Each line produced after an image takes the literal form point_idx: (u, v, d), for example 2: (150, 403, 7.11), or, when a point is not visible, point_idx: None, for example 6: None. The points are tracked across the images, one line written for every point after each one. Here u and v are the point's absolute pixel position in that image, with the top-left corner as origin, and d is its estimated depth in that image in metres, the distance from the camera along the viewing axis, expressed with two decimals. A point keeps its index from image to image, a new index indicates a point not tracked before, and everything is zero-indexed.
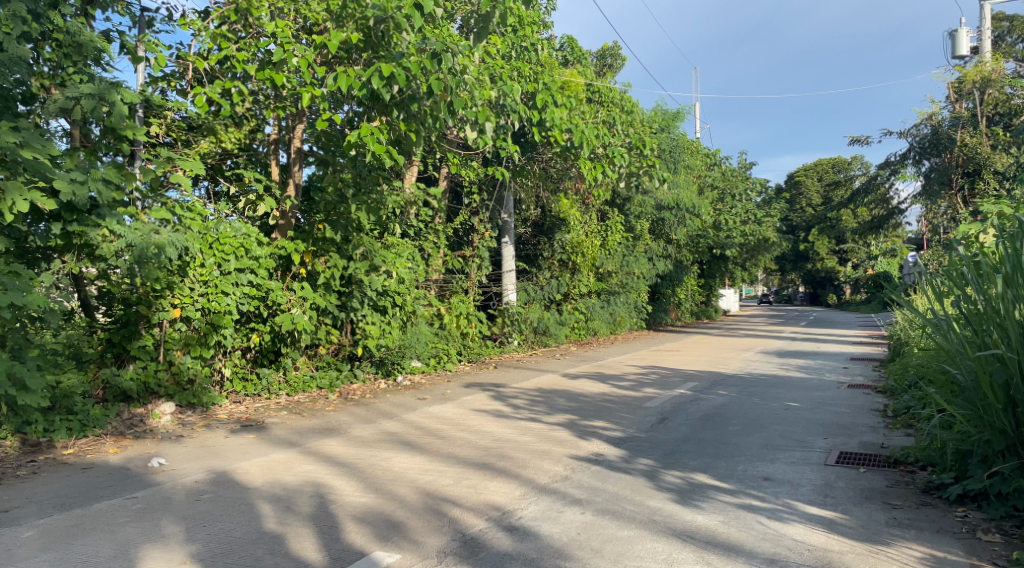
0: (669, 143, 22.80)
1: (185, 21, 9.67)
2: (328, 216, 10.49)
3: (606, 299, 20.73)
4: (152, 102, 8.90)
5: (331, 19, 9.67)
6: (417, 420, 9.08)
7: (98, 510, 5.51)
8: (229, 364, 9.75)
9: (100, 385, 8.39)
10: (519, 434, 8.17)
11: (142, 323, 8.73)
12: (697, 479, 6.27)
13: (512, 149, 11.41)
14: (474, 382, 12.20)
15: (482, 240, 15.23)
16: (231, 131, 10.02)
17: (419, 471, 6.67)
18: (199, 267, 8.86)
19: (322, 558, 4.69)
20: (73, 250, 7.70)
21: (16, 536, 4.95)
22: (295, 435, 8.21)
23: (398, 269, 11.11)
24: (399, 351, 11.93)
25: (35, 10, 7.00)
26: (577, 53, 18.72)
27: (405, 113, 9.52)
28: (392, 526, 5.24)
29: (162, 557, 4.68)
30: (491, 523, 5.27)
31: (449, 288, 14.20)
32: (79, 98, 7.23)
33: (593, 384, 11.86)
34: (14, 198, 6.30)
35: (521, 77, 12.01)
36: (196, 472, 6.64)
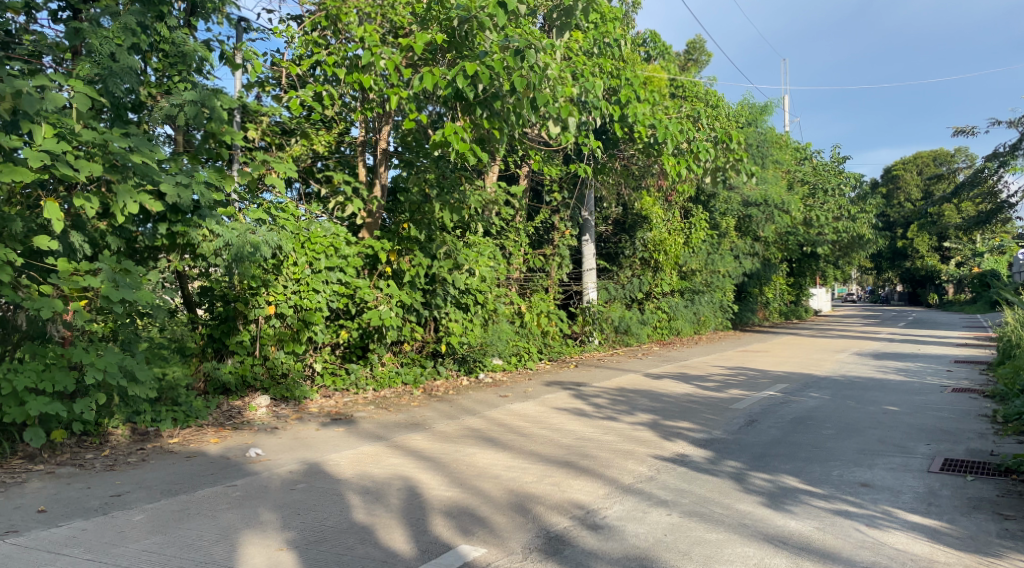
0: (756, 137, 22.23)
1: (279, 29, 10.05)
2: (413, 217, 10.71)
3: (689, 298, 20.39)
4: (249, 107, 9.26)
5: (416, 22, 10.01)
6: (499, 417, 9.17)
7: (201, 497, 5.80)
8: (320, 359, 10.09)
9: (201, 377, 8.91)
10: (603, 433, 8.13)
11: (240, 319, 9.16)
12: (788, 484, 6.11)
13: (595, 145, 11.32)
14: (556, 380, 12.19)
15: (563, 238, 15.21)
16: (322, 134, 10.36)
17: (503, 467, 6.73)
18: (293, 266, 9.15)
19: (411, 549, 4.79)
20: (177, 249, 8.13)
21: (128, 519, 5.25)
22: (382, 429, 8.41)
23: (479, 268, 11.33)
24: (481, 348, 12.01)
25: (143, 22, 7.36)
26: (660, 48, 18.46)
27: (488, 111, 9.55)
28: (479, 520, 5.32)
29: (261, 543, 4.87)
30: (577, 521, 5.27)
31: (530, 287, 14.22)
32: (183, 104, 7.61)
33: (676, 384, 11.70)
34: (125, 201, 6.66)
35: (603, 73, 11.89)
36: (290, 463, 6.90)
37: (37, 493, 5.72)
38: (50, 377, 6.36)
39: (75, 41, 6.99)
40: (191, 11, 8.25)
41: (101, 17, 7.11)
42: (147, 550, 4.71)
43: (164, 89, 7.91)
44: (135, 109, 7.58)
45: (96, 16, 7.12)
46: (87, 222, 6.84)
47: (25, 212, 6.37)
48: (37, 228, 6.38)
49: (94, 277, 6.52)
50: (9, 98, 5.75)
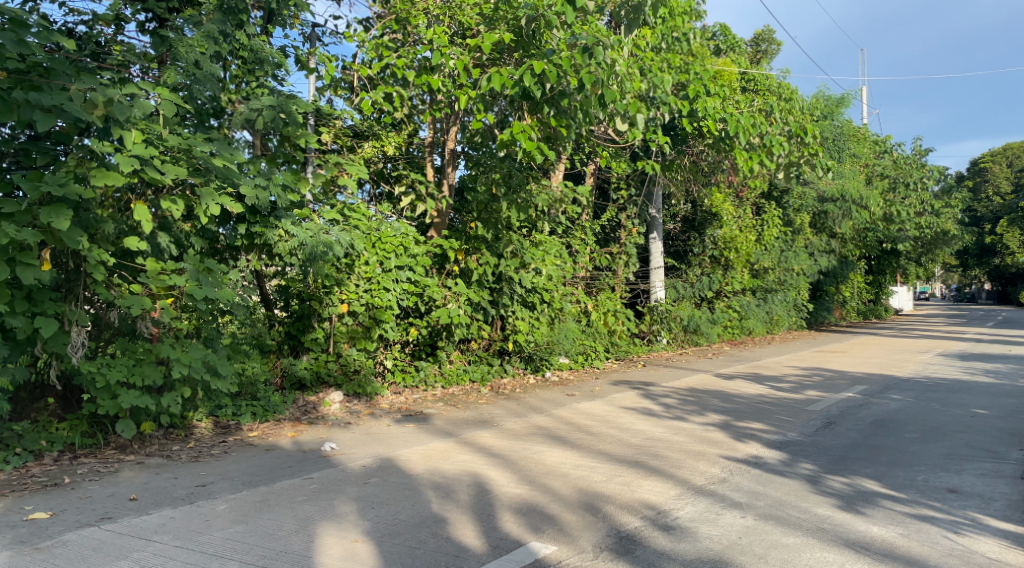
0: (831, 130, 21.64)
1: (350, 34, 10.28)
2: (480, 215, 10.82)
3: (762, 296, 19.98)
4: (323, 111, 9.51)
5: (484, 23, 10.10)
6: (566, 415, 9.17)
7: (280, 488, 5.99)
8: (390, 356, 10.21)
9: (279, 373, 9.11)
10: (673, 434, 8.04)
11: (315, 317, 9.37)
12: (867, 487, 5.93)
13: (664, 140, 11.17)
14: (624, 380, 12.10)
15: (630, 237, 15.10)
16: (392, 135, 10.52)
17: (571, 465, 6.73)
18: (364, 265, 9.31)
19: (482, 544, 4.84)
20: (255, 249, 8.40)
21: (212, 509, 5.46)
22: (452, 426, 8.52)
23: (546, 267, 11.36)
24: (548, 347, 11.94)
25: (224, 31, 7.68)
26: (730, 41, 18.15)
27: (555, 109, 9.56)
28: (549, 518, 5.34)
29: (337, 534, 5.00)
30: (648, 522, 5.23)
31: (596, 286, 14.13)
32: (261, 109, 7.82)
33: (748, 385, 11.48)
34: (207, 204, 6.92)
35: (672, 68, 11.70)
36: (363, 457, 7.07)
37: (130, 482, 6.01)
38: (140, 371, 6.64)
39: (160, 50, 7.35)
40: (268, 18, 8.48)
41: (184, 27, 7.46)
42: (231, 538, 4.89)
43: (243, 95, 8.14)
44: (216, 115, 7.85)
45: (180, 25, 7.47)
46: (174, 224, 7.16)
47: (117, 214, 6.63)
48: (129, 229, 6.66)
49: (180, 276, 6.80)
50: (101, 107, 5.85)
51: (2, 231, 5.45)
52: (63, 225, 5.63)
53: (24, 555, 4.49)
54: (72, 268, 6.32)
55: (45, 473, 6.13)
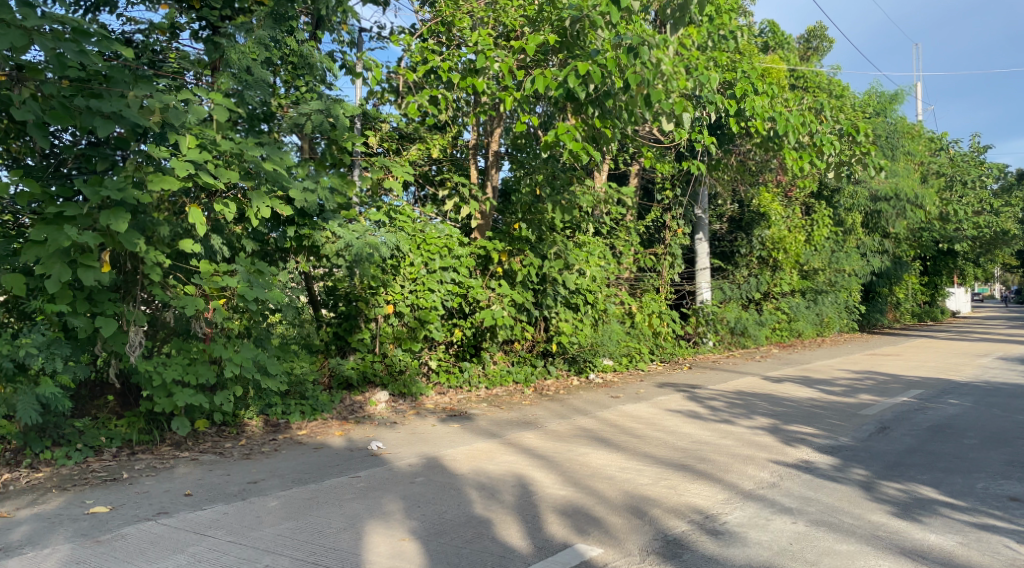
0: (884, 128, 21.16)
1: (396, 38, 10.38)
2: (524, 217, 10.87)
3: (812, 298, 19.60)
4: (369, 114, 9.64)
5: (528, 24, 10.12)
6: (611, 417, 9.10)
7: (329, 486, 6.08)
8: (435, 356, 10.30)
9: (326, 373, 9.21)
10: (720, 437, 7.94)
11: (361, 318, 9.54)
12: (924, 494, 5.78)
13: (711, 140, 11.04)
14: (669, 382, 11.99)
15: (675, 237, 14.94)
16: (437, 138, 10.62)
17: (617, 468, 6.69)
18: (409, 266, 9.47)
19: (528, 545, 4.84)
20: (303, 252, 8.47)
21: (264, 505, 5.56)
22: (496, 426, 8.54)
23: (590, 268, 11.33)
24: (592, 348, 11.97)
25: (274, 37, 7.82)
26: (779, 38, 17.88)
27: (600, 110, 9.53)
28: (594, 520, 5.32)
29: (385, 532, 5.05)
30: (696, 526, 5.18)
31: (640, 287, 14.02)
32: (309, 114, 8.06)
33: (798, 388, 11.27)
34: (258, 206, 7.03)
35: (717, 66, 11.52)
36: (410, 456, 7.13)
37: (184, 478, 6.15)
38: (195, 370, 6.86)
39: (214, 56, 7.51)
40: (316, 24, 8.61)
41: (235, 34, 7.56)
42: (281, 534, 4.98)
43: (292, 99, 8.29)
44: (266, 119, 7.99)
45: (232, 33, 7.58)
46: (225, 226, 7.30)
47: (173, 217, 6.77)
48: (184, 232, 6.83)
49: (232, 277, 6.95)
50: (157, 113, 6.06)
51: (65, 235, 5.62)
52: (121, 228, 5.78)
53: (85, 547, 4.63)
54: (131, 268, 6.49)
55: (104, 469, 6.31)
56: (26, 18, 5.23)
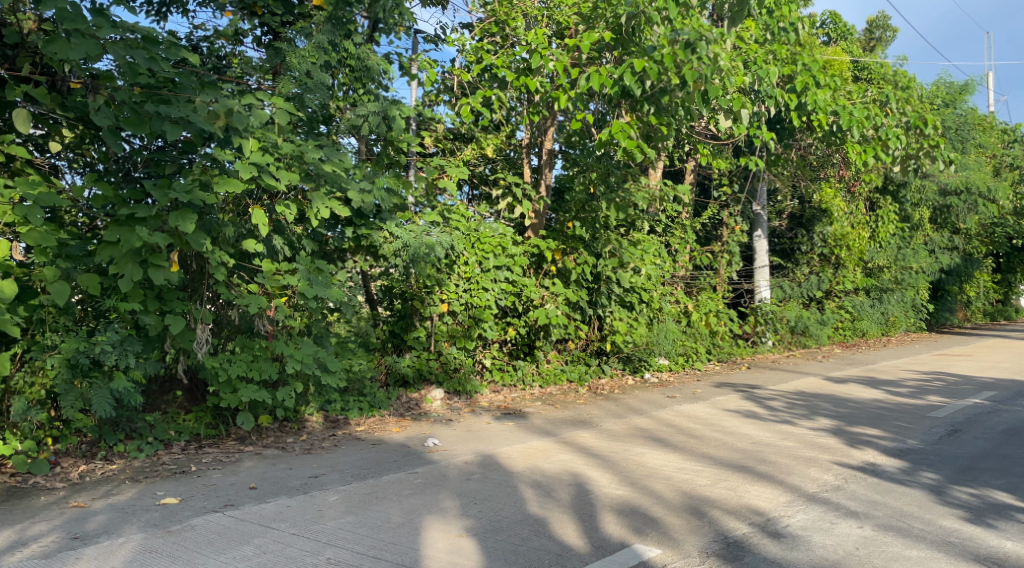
0: (954, 120, 20.45)
1: (451, 39, 10.45)
2: (578, 215, 10.84)
3: (877, 297, 19.01)
4: (424, 116, 9.73)
5: (582, 22, 10.08)
6: (668, 418, 8.99)
7: (387, 482, 6.16)
8: (489, 355, 10.35)
9: (383, 370, 9.29)
10: (781, 438, 7.77)
11: (416, 317, 9.60)
12: (997, 499, 5.58)
13: (769, 136, 10.81)
14: (726, 382, 11.80)
15: (732, 235, 14.70)
16: (490, 137, 10.71)
17: (674, 468, 6.62)
18: (464, 264, 9.58)
19: (585, 545, 4.82)
20: (361, 252, 8.60)
21: (325, 499, 5.67)
22: (551, 425, 8.54)
23: (645, 266, 11.21)
24: (647, 347, 11.87)
25: (333, 41, 7.99)
26: (841, 29, 17.45)
27: (656, 107, 9.38)
28: (651, 520, 5.27)
29: (442, 528, 5.09)
30: (757, 528, 5.08)
31: (696, 285, 13.82)
32: (367, 115, 8.23)
33: (862, 389, 10.97)
34: (318, 207, 7.16)
35: (777, 60, 11.24)
36: (465, 454, 7.18)
37: (249, 472, 6.32)
38: (258, 367, 7.06)
39: (274, 61, 7.71)
40: (374, 27, 8.73)
41: (296, 39, 7.75)
42: (342, 528, 5.06)
43: (350, 101, 8.40)
44: (325, 121, 8.10)
45: (292, 38, 7.78)
46: (287, 226, 7.46)
47: (237, 218, 6.96)
48: (247, 232, 7.04)
49: (293, 276, 7.09)
50: (222, 117, 6.11)
51: (136, 236, 5.80)
52: (189, 229, 5.90)
53: (157, 537, 4.78)
54: (197, 269, 6.68)
55: (173, 462, 6.52)
56: (100, 27, 5.39)
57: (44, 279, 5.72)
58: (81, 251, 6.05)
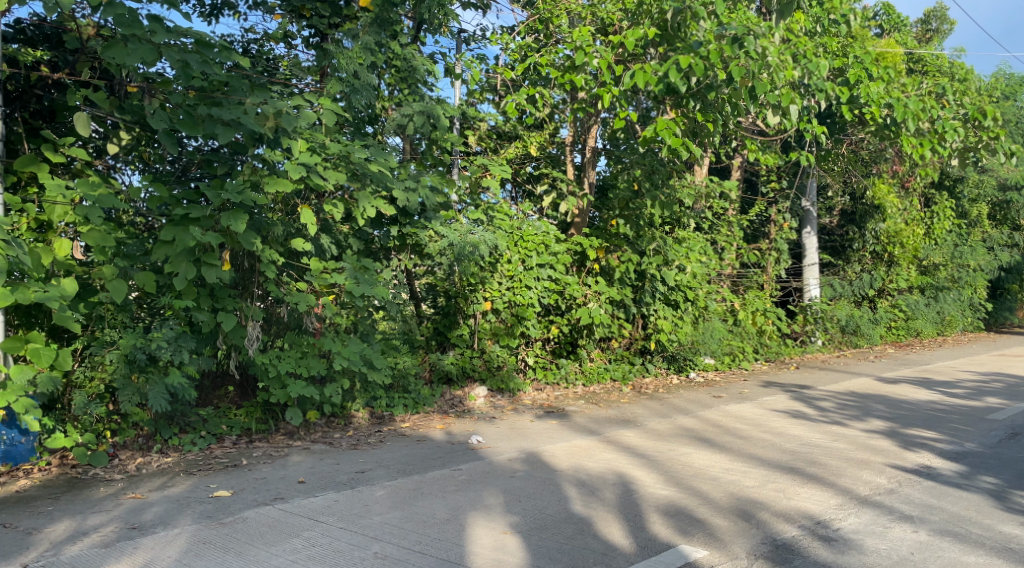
0: (1014, 112, 19.80)
1: (495, 37, 10.48)
2: (622, 213, 10.80)
3: (932, 295, 18.46)
4: (468, 115, 9.75)
5: (626, 18, 9.98)
6: (714, 417, 8.88)
7: (433, 478, 6.21)
8: (532, 353, 10.35)
9: (428, 367, 9.39)
10: (831, 440, 7.62)
11: (461, 315, 9.66)
12: None
13: (820, 130, 10.58)
14: (774, 382, 11.61)
15: (780, 232, 14.46)
16: (534, 136, 10.67)
17: (722, 469, 6.54)
18: (507, 263, 9.56)
19: (630, 544, 4.79)
20: (406, 250, 8.69)
21: (371, 494, 5.74)
22: (595, 424, 8.51)
23: (690, 264, 11.13)
24: (692, 346, 11.73)
25: (380, 42, 8.08)
26: (894, 20, 17.00)
27: (701, 103, 9.31)
28: (697, 521, 5.22)
29: (487, 525, 5.12)
30: (807, 531, 4.99)
31: (743, 283, 13.71)
32: (412, 115, 8.30)
33: (916, 390, 10.70)
34: (364, 206, 7.28)
35: (827, 53, 11.00)
36: (510, 451, 7.20)
37: (298, 466, 6.42)
38: (306, 363, 7.16)
39: (322, 62, 7.75)
40: (419, 27, 8.81)
41: (344, 40, 7.85)
42: (388, 522, 5.12)
43: (395, 101, 8.49)
44: (371, 121, 8.32)
45: (340, 39, 7.87)
46: (334, 226, 7.59)
47: (285, 218, 7.09)
48: (296, 231, 7.15)
49: (340, 275, 7.19)
50: (272, 118, 6.24)
51: (190, 236, 5.93)
52: (240, 229, 6.02)
53: (210, 528, 4.89)
54: (248, 267, 6.83)
55: (225, 455, 6.66)
56: (155, 32, 5.54)
57: (103, 276, 5.93)
58: (139, 250, 6.23)
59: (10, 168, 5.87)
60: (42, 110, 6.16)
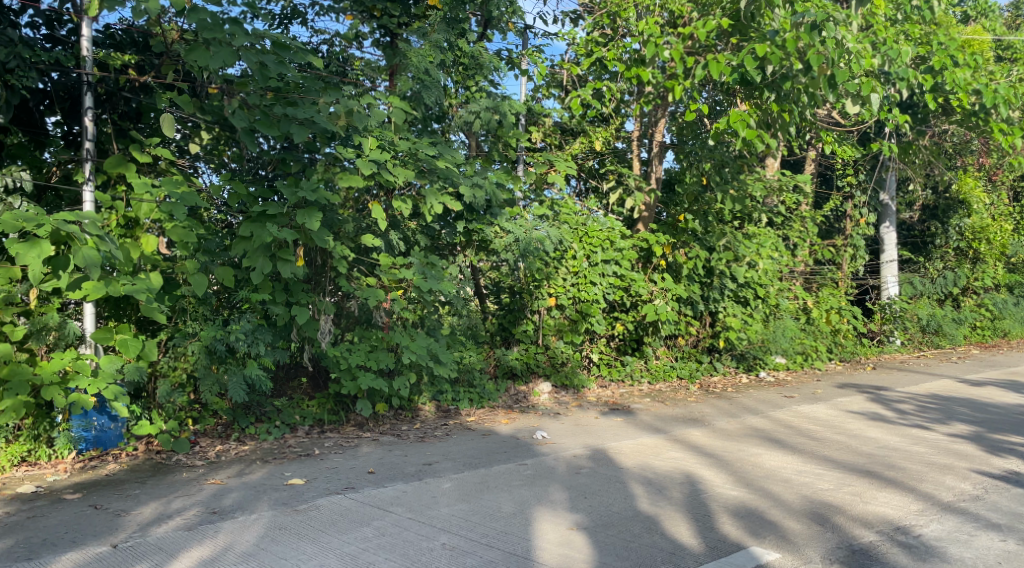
0: None
1: (562, 32, 10.43)
2: (691, 207, 10.65)
3: (1021, 295, 17.57)
4: (533, 111, 9.74)
5: (696, 10, 9.75)
6: (786, 418, 8.68)
7: (499, 472, 6.25)
8: (596, 349, 10.30)
9: (493, 362, 9.40)
10: (910, 443, 7.36)
11: (526, 310, 9.62)
12: None
13: (902, 119, 10.18)
14: (850, 383, 11.22)
15: (857, 227, 14.10)
16: (599, 130, 10.57)
17: (794, 471, 6.39)
18: (572, 258, 9.56)
19: (699, 544, 4.73)
20: (471, 247, 8.69)
21: (439, 486, 5.81)
22: (661, 422, 8.42)
23: (761, 260, 10.93)
24: (762, 345, 11.49)
25: (449, 40, 8.15)
26: (981, 6, 16.24)
27: (776, 94, 9.10)
28: (769, 523, 5.12)
29: (553, 520, 5.12)
30: (886, 537, 4.83)
31: (816, 281, 13.33)
32: (479, 112, 8.43)
33: (1004, 393, 10.22)
34: (432, 203, 7.37)
35: (910, 40, 10.57)
36: (575, 447, 7.19)
37: (367, 456, 6.56)
38: (376, 357, 7.22)
39: (393, 60, 7.82)
40: (485, 24, 8.84)
41: (412, 39, 7.92)
42: (456, 514, 5.17)
43: (462, 99, 8.54)
44: (438, 119, 8.41)
45: (408, 38, 7.96)
46: (402, 222, 7.74)
47: (355, 214, 7.27)
48: (366, 227, 7.29)
49: (408, 270, 7.31)
50: (344, 117, 6.51)
51: (267, 231, 6.10)
52: (315, 226, 6.16)
53: (286, 515, 5.03)
54: (321, 263, 7.04)
55: (299, 445, 6.84)
56: (235, 35, 5.68)
57: (185, 270, 6.15)
58: (218, 246, 6.44)
59: (100, 167, 6.12)
60: (130, 111, 6.41)
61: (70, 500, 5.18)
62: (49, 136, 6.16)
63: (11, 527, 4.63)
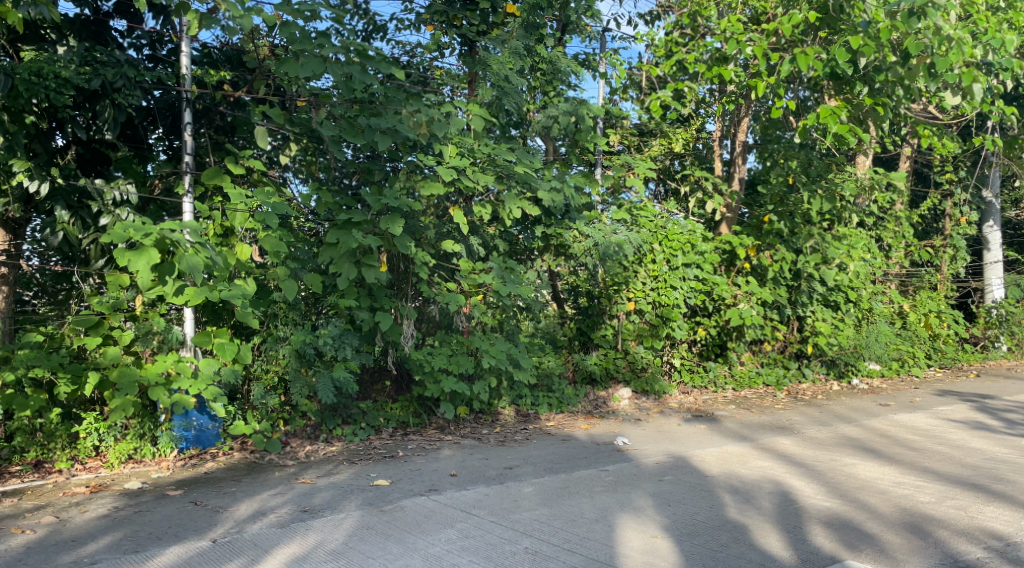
0: None
1: (641, 34, 10.36)
2: (775, 208, 10.33)
3: None
4: (611, 114, 9.67)
5: (780, 5, 9.47)
6: (880, 426, 8.35)
7: (580, 477, 6.22)
8: (677, 355, 10.09)
9: (571, 367, 9.33)
10: (1019, 455, 6.93)
11: (605, 314, 9.51)
12: None
13: (1006, 111, 9.64)
14: (950, 391, 10.68)
15: (956, 227, 13.57)
16: (679, 132, 10.28)
17: (891, 482, 6.11)
18: (651, 262, 9.38)
19: (791, 556, 4.57)
20: (550, 251, 8.82)
21: (519, 490, 5.81)
22: (747, 429, 8.20)
23: (853, 262, 10.48)
24: (854, 351, 11.02)
25: (530, 47, 8.25)
26: None
27: (870, 87, 8.90)
28: (865, 535, 4.91)
29: (637, 527, 5.04)
30: (994, 554, 4.56)
31: (912, 283, 12.79)
32: (557, 116, 8.41)
33: None
34: (510, 208, 7.52)
35: (1014, 28, 10.04)
36: (657, 454, 7.07)
37: (449, 459, 6.63)
38: (456, 360, 7.39)
39: (472, 68, 7.89)
40: (563, 28, 8.84)
41: (492, 47, 7.95)
42: (538, 519, 5.16)
43: (539, 105, 8.59)
44: (516, 124, 8.50)
45: (488, 47, 7.99)
46: (482, 227, 7.80)
47: (437, 220, 7.38)
48: (447, 233, 7.39)
49: (488, 275, 7.34)
50: (426, 126, 6.56)
51: (352, 238, 6.24)
52: (398, 232, 6.29)
53: (374, 515, 5.13)
54: (403, 269, 7.14)
55: (383, 446, 6.97)
56: (324, 47, 5.86)
57: (276, 277, 6.36)
58: (307, 254, 6.63)
59: (199, 179, 6.39)
60: (225, 126, 6.70)
61: (172, 495, 5.43)
62: (151, 151, 6.43)
63: (120, 520, 4.88)
